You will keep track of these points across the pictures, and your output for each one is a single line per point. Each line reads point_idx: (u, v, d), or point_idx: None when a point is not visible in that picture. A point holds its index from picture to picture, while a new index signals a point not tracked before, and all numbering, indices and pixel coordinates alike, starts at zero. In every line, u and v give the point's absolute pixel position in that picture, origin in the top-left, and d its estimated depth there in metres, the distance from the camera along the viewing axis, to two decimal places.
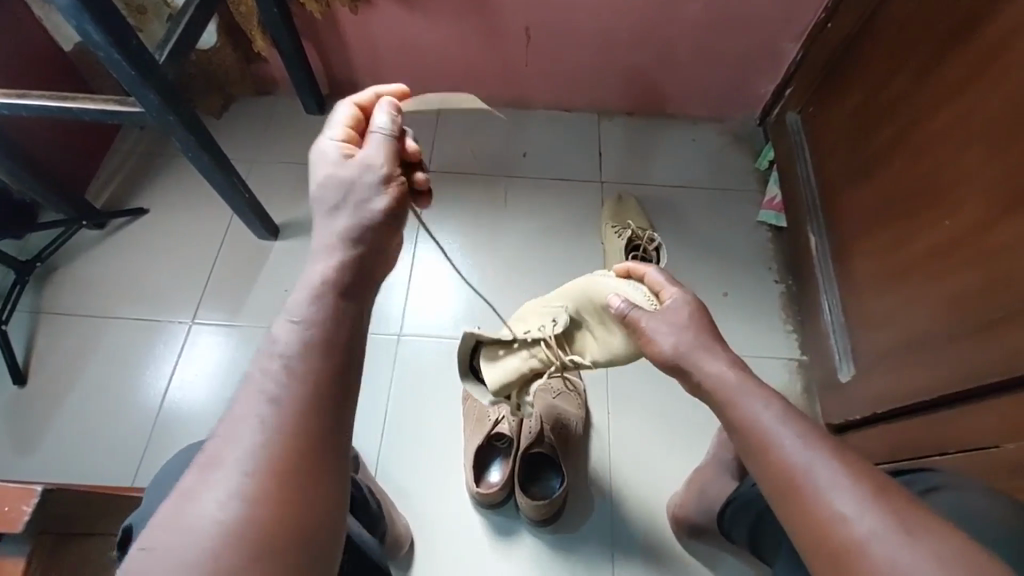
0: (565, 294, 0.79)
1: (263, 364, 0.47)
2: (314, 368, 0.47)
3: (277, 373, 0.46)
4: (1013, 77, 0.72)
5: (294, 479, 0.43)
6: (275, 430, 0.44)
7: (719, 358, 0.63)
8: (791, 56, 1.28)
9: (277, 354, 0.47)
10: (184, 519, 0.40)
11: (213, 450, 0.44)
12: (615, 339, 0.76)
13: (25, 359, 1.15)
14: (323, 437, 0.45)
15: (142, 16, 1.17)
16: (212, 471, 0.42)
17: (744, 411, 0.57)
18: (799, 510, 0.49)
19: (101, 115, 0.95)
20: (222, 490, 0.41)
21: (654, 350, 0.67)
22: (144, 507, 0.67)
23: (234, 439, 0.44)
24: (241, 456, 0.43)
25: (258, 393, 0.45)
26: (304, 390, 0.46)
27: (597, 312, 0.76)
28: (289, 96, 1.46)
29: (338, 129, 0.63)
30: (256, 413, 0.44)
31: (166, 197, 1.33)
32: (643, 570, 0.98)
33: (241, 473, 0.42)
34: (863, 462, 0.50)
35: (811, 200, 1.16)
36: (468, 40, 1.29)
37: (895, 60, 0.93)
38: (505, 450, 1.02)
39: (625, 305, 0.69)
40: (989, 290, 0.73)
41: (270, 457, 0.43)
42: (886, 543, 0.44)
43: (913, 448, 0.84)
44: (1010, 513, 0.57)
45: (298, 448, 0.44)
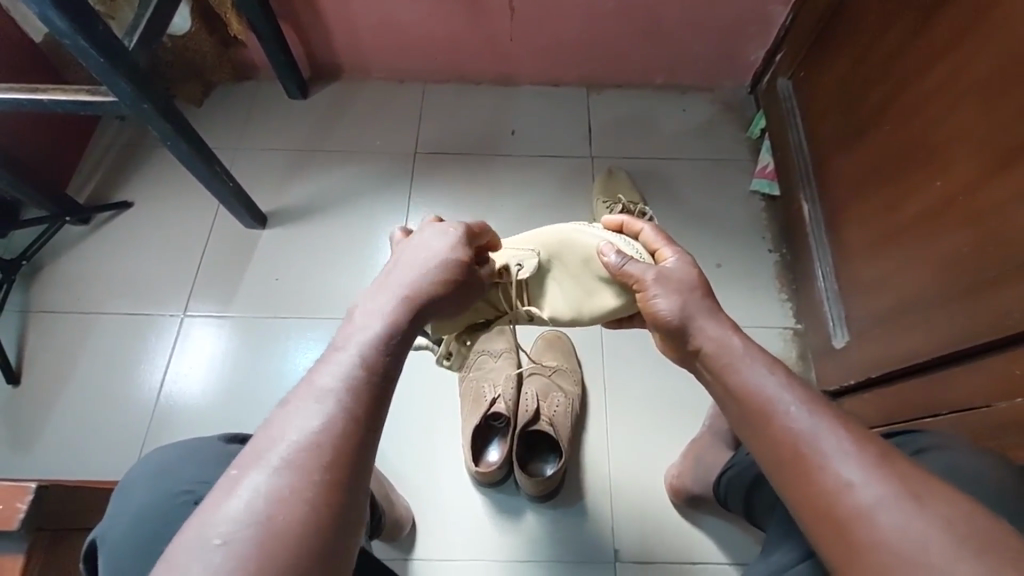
0: (546, 241, 0.76)
1: (321, 368, 0.50)
2: (368, 384, 0.49)
3: (334, 378, 0.49)
4: (1004, 29, 0.70)
5: (330, 485, 0.44)
6: (316, 443, 0.45)
7: (708, 325, 0.63)
8: (781, 19, 1.25)
9: (336, 363, 0.50)
10: (222, 513, 0.42)
11: (265, 446, 0.46)
12: (600, 295, 0.74)
13: (18, 358, 1.14)
14: (359, 450, 0.47)
15: (112, 3, 1.14)
16: (258, 469, 0.44)
17: (744, 381, 0.57)
18: (801, 476, 0.49)
19: (74, 107, 0.92)
20: (261, 490, 0.43)
21: (653, 309, 0.66)
22: (126, 501, 0.67)
23: (281, 438, 0.45)
24: (286, 456, 0.45)
25: (311, 395, 0.48)
26: (354, 403, 0.48)
27: (578, 265, 0.74)
28: (270, 80, 1.43)
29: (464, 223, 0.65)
30: (310, 414, 0.47)
31: (149, 189, 1.31)
32: (643, 542, 0.98)
33: (284, 476, 0.44)
34: (863, 429, 0.50)
35: (803, 167, 1.15)
36: (448, 15, 1.26)
37: (885, 18, 0.91)
38: (502, 430, 1.03)
39: (619, 258, 0.69)
40: (981, 249, 0.72)
41: (313, 463, 0.45)
42: (889, 512, 0.44)
43: (907, 411, 0.84)
44: (1001, 468, 0.58)
45: (340, 458, 0.46)
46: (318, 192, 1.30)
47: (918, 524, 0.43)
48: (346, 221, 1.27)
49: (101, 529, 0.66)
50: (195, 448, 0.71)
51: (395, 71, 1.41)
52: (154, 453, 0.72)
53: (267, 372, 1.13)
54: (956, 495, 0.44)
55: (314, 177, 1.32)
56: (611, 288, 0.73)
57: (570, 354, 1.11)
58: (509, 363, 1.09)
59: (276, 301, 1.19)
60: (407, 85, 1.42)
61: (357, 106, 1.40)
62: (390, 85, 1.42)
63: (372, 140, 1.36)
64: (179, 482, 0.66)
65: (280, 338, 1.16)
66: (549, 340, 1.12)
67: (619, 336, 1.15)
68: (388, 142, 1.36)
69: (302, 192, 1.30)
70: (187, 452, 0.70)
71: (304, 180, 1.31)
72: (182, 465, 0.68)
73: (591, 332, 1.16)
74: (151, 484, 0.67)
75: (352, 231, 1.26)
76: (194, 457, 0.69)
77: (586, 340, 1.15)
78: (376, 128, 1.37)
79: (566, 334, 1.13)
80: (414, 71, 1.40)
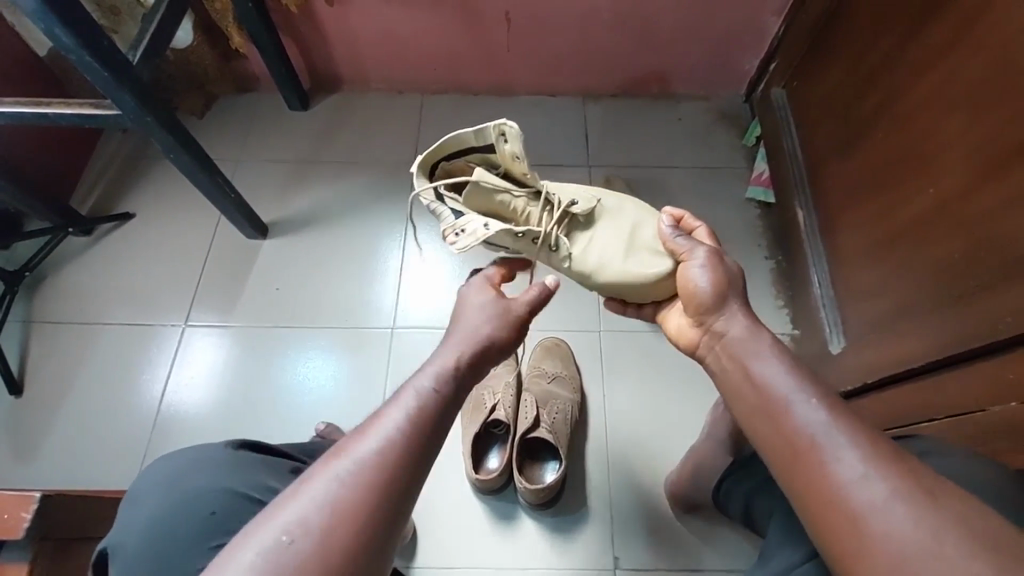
0: (610, 202, 0.84)
1: (393, 404, 0.52)
2: (430, 421, 0.52)
3: (409, 407, 0.52)
4: (996, 38, 0.71)
5: (376, 517, 0.45)
6: (384, 452, 0.48)
7: (739, 312, 0.67)
8: (774, 30, 1.27)
9: (407, 397, 0.53)
10: (289, 515, 0.44)
11: (334, 457, 0.48)
12: (639, 262, 0.77)
13: (21, 368, 1.15)
14: (407, 487, 0.48)
15: (116, 17, 1.17)
16: (319, 482, 0.46)
17: (755, 373, 0.59)
18: (805, 472, 0.50)
19: (77, 121, 0.94)
20: (330, 493, 0.45)
21: (690, 279, 0.71)
22: (131, 510, 0.67)
23: (352, 455, 0.48)
24: (351, 468, 0.47)
25: (382, 427, 0.50)
26: (419, 428, 0.51)
27: (628, 230, 0.80)
28: (271, 92, 1.44)
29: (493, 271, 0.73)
30: (383, 434, 0.49)
31: (151, 200, 1.32)
32: (644, 548, 0.99)
33: (338, 496, 0.45)
34: (866, 426, 0.51)
35: (797, 175, 1.16)
36: (447, 27, 1.28)
37: (878, 28, 0.92)
38: (502, 437, 1.05)
39: (672, 231, 0.75)
40: (974, 255, 0.73)
41: (379, 479, 0.47)
42: (890, 512, 0.45)
43: (902, 417, 0.83)
44: (993, 471, 0.59)
45: (394, 490, 0.47)
46: (319, 202, 1.31)
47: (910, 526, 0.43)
48: (348, 231, 1.28)
49: (113, 536, 0.66)
50: (206, 456, 0.70)
51: (395, 83, 1.43)
52: (167, 456, 0.72)
53: (271, 381, 1.14)
54: (946, 496, 0.45)
55: (316, 187, 1.33)
56: (654, 259, 0.77)
57: (568, 356, 1.12)
58: (510, 370, 1.10)
59: (278, 311, 1.20)
60: (406, 97, 1.44)
61: (357, 117, 1.41)
62: (389, 96, 1.44)
63: (372, 151, 1.37)
64: (196, 494, 0.66)
65: (282, 349, 1.16)
66: (548, 346, 1.13)
67: (616, 339, 1.16)
68: (388, 153, 1.37)
69: (302, 201, 1.31)
70: (200, 457, 0.70)
71: (305, 191, 1.33)
72: (177, 481, 0.67)
73: (589, 334, 1.17)
74: (169, 484, 0.67)
75: (349, 243, 1.27)
76: (208, 464, 0.69)
77: (584, 346, 1.16)
78: (377, 139, 1.39)
79: (564, 337, 1.16)
80: (413, 82, 1.42)
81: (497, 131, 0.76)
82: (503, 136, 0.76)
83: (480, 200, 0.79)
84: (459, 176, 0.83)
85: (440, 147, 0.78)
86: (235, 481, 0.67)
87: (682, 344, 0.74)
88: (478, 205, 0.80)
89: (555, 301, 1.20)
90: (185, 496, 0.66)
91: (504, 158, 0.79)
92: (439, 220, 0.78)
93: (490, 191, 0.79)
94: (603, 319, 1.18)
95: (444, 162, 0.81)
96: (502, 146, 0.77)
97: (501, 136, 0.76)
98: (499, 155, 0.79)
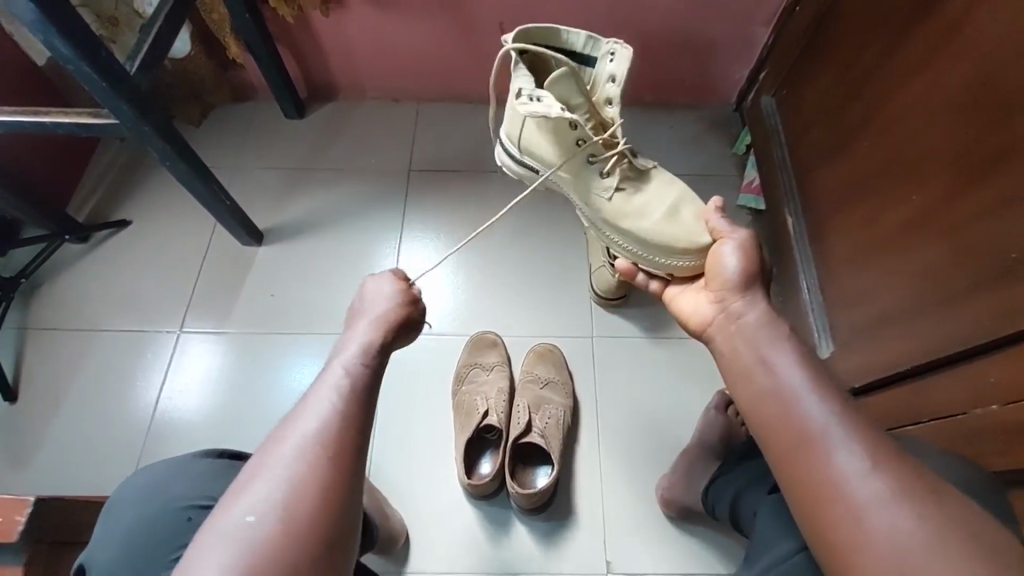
0: (669, 176, 0.90)
1: (317, 388, 0.57)
2: (355, 402, 0.56)
3: (329, 395, 0.56)
4: (975, 49, 0.73)
5: (328, 495, 0.50)
6: (314, 441, 0.53)
7: (759, 301, 0.68)
8: (764, 40, 1.29)
9: (329, 379, 0.58)
10: (233, 515, 0.49)
11: (266, 456, 0.52)
12: (673, 227, 0.84)
13: (15, 374, 1.16)
14: (350, 464, 0.53)
15: (115, 27, 1.18)
16: (258, 477, 0.51)
17: (770, 361, 0.59)
18: (803, 465, 0.51)
19: (75, 129, 0.95)
20: (272, 489, 0.50)
21: (720, 257, 0.73)
22: (119, 517, 0.68)
23: (281, 450, 0.52)
24: (285, 462, 0.51)
25: (310, 413, 0.55)
26: (343, 412, 0.55)
27: (671, 203, 0.87)
28: (268, 100, 1.46)
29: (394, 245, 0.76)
30: (307, 426, 0.53)
31: (147, 207, 1.33)
32: (636, 553, 0.99)
33: (283, 483, 0.50)
34: (849, 426, 0.52)
35: (787, 182, 1.18)
36: (442, 36, 1.30)
37: (865, 36, 0.94)
38: (495, 442, 1.06)
39: (720, 216, 0.80)
40: (955, 260, 0.75)
41: (314, 467, 0.51)
42: (883, 511, 0.46)
43: (893, 418, 0.85)
44: (972, 472, 0.60)
45: (337, 469, 0.52)
46: (314, 209, 1.33)
47: None
48: (343, 237, 1.29)
49: (92, 550, 0.66)
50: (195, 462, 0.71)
51: (391, 92, 1.45)
52: (154, 464, 0.73)
53: (263, 387, 1.14)
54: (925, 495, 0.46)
55: (311, 195, 1.34)
56: (690, 234, 0.82)
57: (561, 362, 1.13)
58: (502, 376, 1.10)
59: (271, 317, 1.21)
60: (401, 105, 1.46)
61: (352, 125, 1.43)
62: (385, 104, 1.46)
63: (367, 158, 1.39)
64: (174, 502, 0.67)
65: (274, 355, 1.17)
66: (542, 350, 1.13)
67: (609, 344, 1.17)
68: (383, 160, 1.39)
69: (298, 208, 1.33)
70: (182, 465, 0.71)
71: (301, 199, 1.34)
72: (162, 490, 0.68)
73: (582, 339, 1.18)
74: (157, 489, 0.68)
75: (343, 250, 1.28)
76: (188, 474, 0.70)
77: (577, 352, 1.17)
78: (372, 147, 1.40)
79: (559, 341, 1.17)
80: (408, 91, 1.44)
81: (608, 48, 0.86)
82: (611, 54, 0.86)
83: (564, 90, 0.83)
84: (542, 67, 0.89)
85: (546, 31, 0.86)
86: (216, 487, 0.68)
87: (692, 325, 0.75)
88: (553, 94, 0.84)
89: (548, 307, 1.21)
90: (168, 503, 0.67)
91: (597, 77, 0.88)
92: (516, 82, 0.84)
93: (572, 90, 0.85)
94: (596, 325, 1.19)
95: (541, 50, 0.89)
96: (607, 63, 0.86)
97: (609, 55, 0.87)
98: (594, 71, 0.88)
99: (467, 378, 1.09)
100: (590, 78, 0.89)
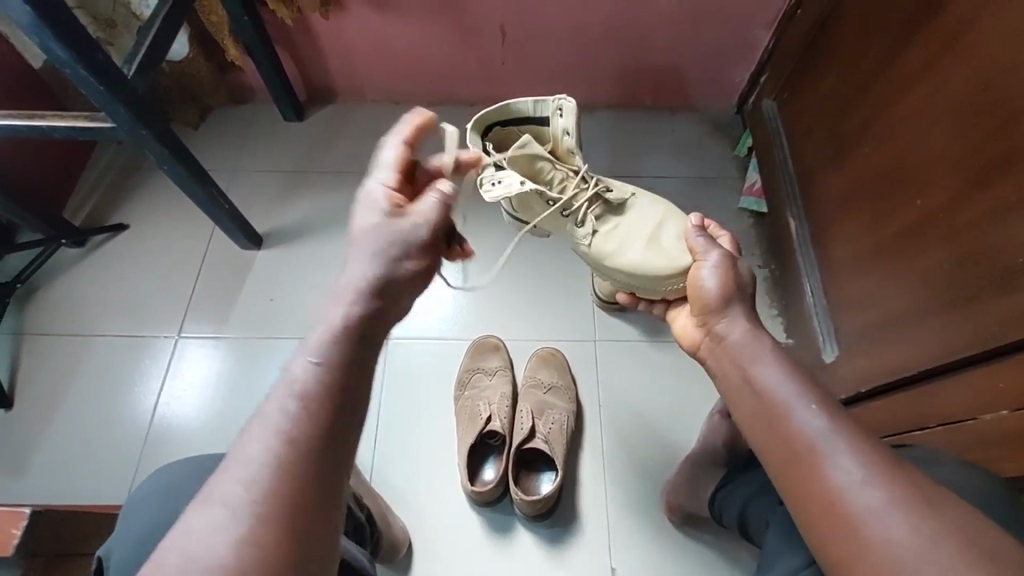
0: (645, 201, 0.93)
1: (272, 400, 0.50)
2: (314, 416, 0.49)
3: (283, 410, 0.49)
4: (978, 52, 0.73)
5: (282, 528, 0.45)
6: (263, 465, 0.46)
7: (740, 318, 0.68)
8: (765, 42, 1.29)
9: (285, 387, 0.51)
10: (173, 552, 0.43)
11: (215, 481, 0.47)
12: (659, 254, 0.85)
13: (11, 380, 1.14)
14: (309, 487, 0.47)
15: (111, 30, 1.17)
16: (202, 510, 0.45)
17: (755, 380, 0.60)
18: (804, 475, 0.51)
19: (71, 133, 0.94)
20: (217, 522, 0.44)
21: (698, 280, 0.73)
22: (129, 522, 0.66)
23: (230, 474, 0.46)
24: (230, 491, 0.45)
25: (261, 431, 0.48)
26: (295, 429, 0.48)
27: (653, 230, 0.88)
28: (267, 103, 1.45)
29: (394, 149, 0.65)
30: (257, 450, 0.47)
31: (145, 211, 1.32)
32: (641, 559, 0.98)
33: (230, 518, 0.44)
34: (860, 434, 0.51)
35: (789, 186, 1.17)
36: (443, 39, 1.29)
37: (867, 40, 0.94)
38: (498, 448, 1.05)
39: (698, 234, 0.78)
40: (959, 264, 0.74)
41: (264, 494, 0.45)
42: (884, 519, 0.45)
43: (896, 424, 0.84)
44: (983, 479, 0.59)
45: (294, 493, 0.46)
46: (315, 213, 1.31)
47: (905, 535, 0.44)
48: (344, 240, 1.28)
49: (111, 544, 0.65)
50: (204, 465, 0.70)
51: (391, 94, 1.44)
52: (165, 468, 0.71)
53: (262, 391, 1.13)
54: (940, 504, 0.45)
55: (311, 198, 1.33)
56: (677, 257, 0.83)
57: (564, 366, 1.12)
58: (505, 381, 1.09)
59: (272, 321, 1.20)
60: (401, 108, 1.45)
61: (352, 128, 1.42)
62: (386, 107, 1.45)
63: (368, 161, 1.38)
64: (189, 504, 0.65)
65: (274, 359, 1.16)
66: (545, 354, 1.12)
67: (613, 349, 1.17)
68: None
69: (298, 212, 1.32)
70: (199, 467, 0.70)
71: (301, 202, 1.33)
72: (176, 491, 0.67)
73: (585, 343, 1.17)
74: (161, 496, 0.67)
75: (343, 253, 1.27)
76: (205, 475, 0.68)
77: (580, 357, 1.16)
78: (372, 150, 1.39)
79: (560, 345, 1.16)
80: (408, 94, 1.43)
81: (556, 106, 0.88)
82: (561, 110, 0.88)
83: (526, 160, 0.87)
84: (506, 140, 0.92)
85: (501, 110, 0.87)
86: None
87: (685, 343, 0.77)
88: (521, 168, 0.88)
89: (551, 311, 1.20)
90: (184, 504, 0.65)
91: (554, 133, 0.90)
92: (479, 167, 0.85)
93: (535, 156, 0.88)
94: (600, 329, 1.19)
95: (498, 126, 0.90)
96: (557, 118, 0.89)
97: (559, 111, 0.89)
98: (551, 129, 0.90)
99: (470, 382, 1.08)
100: (550, 133, 0.91)
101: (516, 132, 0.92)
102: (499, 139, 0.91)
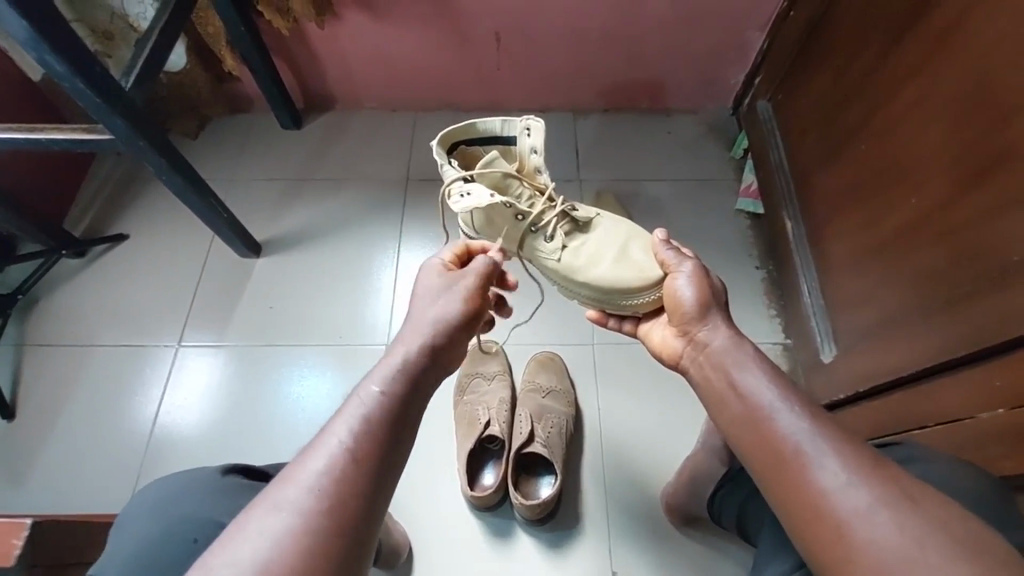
0: (612, 221, 0.90)
1: (338, 420, 0.52)
2: (378, 440, 0.51)
3: (351, 430, 0.51)
4: (971, 50, 0.73)
5: (336, 544, 0.45)
6: (328, 480, 0.48)
7: (721, 325, 0.68)
8: (759, 44, 1.30)
9: (353, 407, 0.53)
10: (232, 554, 0.44)
11: (278, 488, 0.48)
12: (628, 267, 0.82)
13: (13, 392, 1.15)
14: (363, 507, 0.48)
15: (109, 41, 1.19)
16: (265, 515, 0.46)
17: (740, 384, 0.60)
18: (790, 478, 0.51)
19: (70, 145, 0.95)
20: (277, 531, 0.45)
21: (675, 291, 0.73)
22: (126, 534, 0.67)
23: (296, 483, 0.47)
24: (296, 498, 0.47)
25: (327, 446, 0.50)
26: (361, 448, 0.50)
27: (621, 244, 0.85)
28: (264, 113, 1.46)
29: (450, 245, 0.76)
30: (323, 465, 0.48)
31: (145, 221, 1.33)
32: (641, 561, 0.98)
33: (291, 525, 0.45)
34: (850, 435, 0.51)
35: (785, 186, 1.17)
36: (438, 46, 1.30)
37: (859, 40, 0.94)
38: (497, 452, 1.05)
39: (669, 250, 0.78)
40: (955, 262, 0.74)
41: (323, 509, 0.46)
42: (873, 520, 0.45)
43: (893, 423, 0.84)
44: (976, 477, 0.59)
45: (341, 510, 0.47)
46: (312, 221, 1.32)
47: (897, 536, 0.44)
48: (342, 247, 1.29)
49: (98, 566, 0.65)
50: (196, 478, 0.70)
51: (388, 102, 1.45)
52: (163, 479, 0.72)
53: (264, 399, 1.13)
54: (931, 503, 0.45)
55: (307, 205, 1.34)
56: (645, 271, 0.80)
57: (562, 371, 1.12)
58: (503, 386, 1.10)
59: (272, 329, 1.20)
60: (398, 115, 1.46)
61: (349, 136, 1.43)
62: (382, 115, 1.46)
63: (365, 169, 1.39)
64: (178, 521, 0.65)
65: (277, 368, 1.16)
66: (541, 358, 1.13)
67: (610, 352, 1.17)
68: (381, 170, 1.38)
69: (295, 220, 1.32)
70: (189, 483, 0.69)
71: (297, 208, 1.34)
72: (165, 508, 0.67)
73: (583, 347, 1.17)
74: (155, 512, 0.67)
75: (342, 260, 1.27)
76: (197, 490, 0.68)
77: (577, 361, 1.16)
78: (369, 157, 1.40)
79: (557, 350, 1.17)
80: (404, 101, 1.44)
81: (523, 125, 0.84)
82: (528, 130, 0.84)
83: (492, 177, 0.84)
84: (472, 159, 0.89)
85: (465, 128, 0.84)
86: (220, 506, 0.66)
87: (664, 356, 0.76)
88: (487, 183, 0.84)
89: (549, 315, 1.21)
90: (173, 521, 0.65)
91: (521, 151, 0.86)
92: (444, 181, 0.82)
93: (501, 174, 0.84)
94: (597, 332, 1.19)
95: (463, 145, 0.88)
96: (525, 138, 0.85)
97: (526, 130, 0.85)
98: (518, 147, 0.86)
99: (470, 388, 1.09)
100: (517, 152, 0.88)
101: (482, 151, 0.90)
102: (464, 159, 0.89)
